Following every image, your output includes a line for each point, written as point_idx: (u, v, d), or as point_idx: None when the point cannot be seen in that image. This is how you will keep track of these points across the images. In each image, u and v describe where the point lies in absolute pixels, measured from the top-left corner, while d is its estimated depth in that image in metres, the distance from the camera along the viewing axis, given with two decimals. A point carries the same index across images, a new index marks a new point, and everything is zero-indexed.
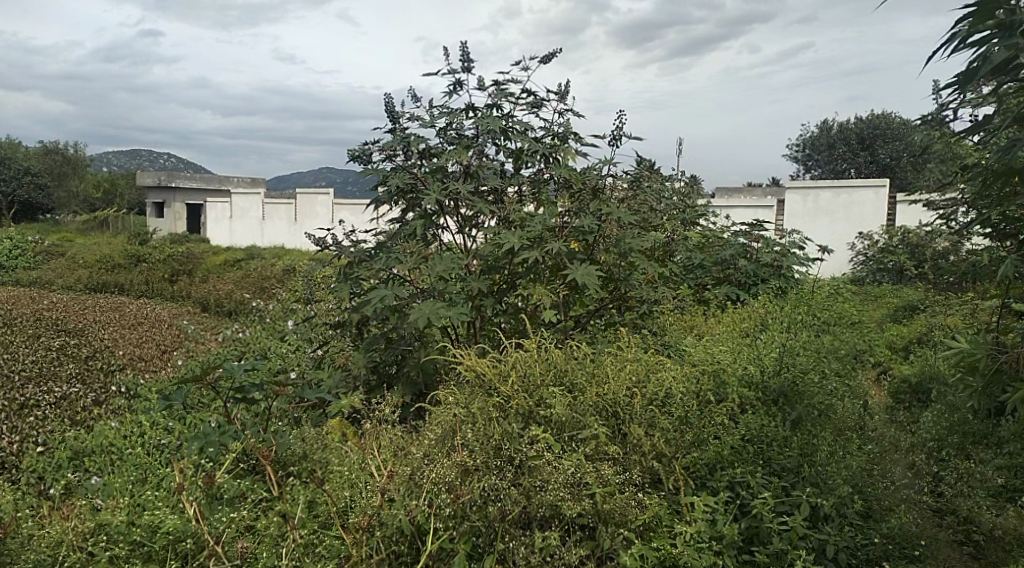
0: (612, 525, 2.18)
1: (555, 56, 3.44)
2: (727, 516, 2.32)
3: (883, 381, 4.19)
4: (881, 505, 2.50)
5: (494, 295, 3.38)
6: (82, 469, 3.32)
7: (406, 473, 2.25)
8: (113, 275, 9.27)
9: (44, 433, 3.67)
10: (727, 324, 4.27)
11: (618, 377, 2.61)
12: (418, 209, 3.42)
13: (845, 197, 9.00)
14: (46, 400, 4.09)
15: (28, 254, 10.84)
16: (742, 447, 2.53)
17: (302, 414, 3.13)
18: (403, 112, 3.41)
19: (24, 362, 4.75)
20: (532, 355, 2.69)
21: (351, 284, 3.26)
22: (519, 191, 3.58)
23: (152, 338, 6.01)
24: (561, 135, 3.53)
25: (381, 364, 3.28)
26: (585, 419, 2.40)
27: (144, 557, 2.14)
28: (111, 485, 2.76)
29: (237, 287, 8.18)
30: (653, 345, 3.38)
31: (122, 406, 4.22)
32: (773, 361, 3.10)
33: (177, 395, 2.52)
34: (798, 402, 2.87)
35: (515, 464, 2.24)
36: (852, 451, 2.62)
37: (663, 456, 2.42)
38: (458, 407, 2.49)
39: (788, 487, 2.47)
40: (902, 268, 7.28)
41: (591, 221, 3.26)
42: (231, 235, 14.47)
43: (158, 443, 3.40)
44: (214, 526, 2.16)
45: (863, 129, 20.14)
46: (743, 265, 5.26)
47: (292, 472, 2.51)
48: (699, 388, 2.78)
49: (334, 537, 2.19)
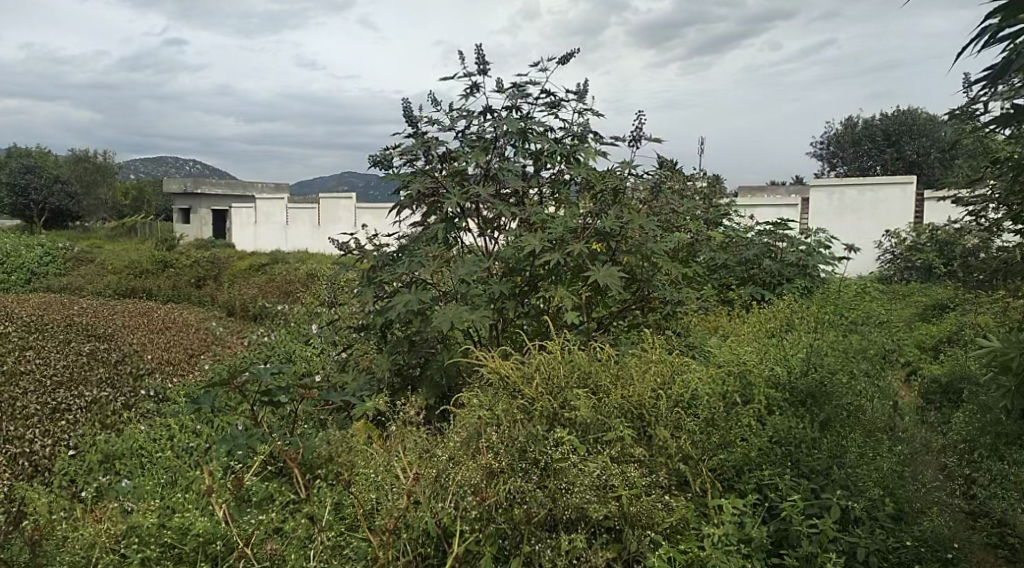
0: (638, 528, 2.16)
1: (572, 56, 3.44)
2: (755, 519, 2.30)
3: (912, 381, 4.13)
4: (913, 508, 2.44)
5: (515, 297, 3.38)
6: (113, 473, 3.38)
7: (431, 474, 2.25)
8: (141, 281, 9.42)
9: (75, 437, 3.73)
10: (752, 325, 4.23)
11: (642, 379, 2.60)
12: (439, 213, 3.45)
13: (871, 195, 8.89)
14: (76, 405, 4.18)
15: (58, 261, 11.04)
16: (769, 449, 2.52)
17: (328, 416, 3.15)
18: (422, 116, 3.43)
19: (55, 367, 4.85)
20: (555, 357, 2.69)
21: (375, 289, 3.32)
22: (539, 193, 3.60)
23: (180, 342, 6.09)
24: (581, 135, 3.55)
25: (405, 367, 3.29)
26: (609, 421, 2.40)
27: (175, 558, 2.17)
28: (141, 488, 2.81)
29: (262, 292, 8.26)
30: (677, 347, 3.37)
31: (150, 410, 4.28)
32: (799, 363, 3.10)
33: (204, 398, 2.53)
34: (826, 403, 2.83)
35: (541, 466, 2.23)
36: (882, 453, 2.58)
37: (689, 458, 2.41)
38: (482, 409, 2.50)
39: (818, 489, 2.43)
40: (931, 266, 7.16)
41: (613, 222, 3.23)
42: (255, 240, 14.63)
43: (187, 447, 3.45)
44: (244, 528, 2.17)
45: (889, 125, 19.84)
46: (767, 265, 5.20)
47: (318, 474, 2.54)
48: (725, 390, 2.78)
49: (361, 539, 2.19)
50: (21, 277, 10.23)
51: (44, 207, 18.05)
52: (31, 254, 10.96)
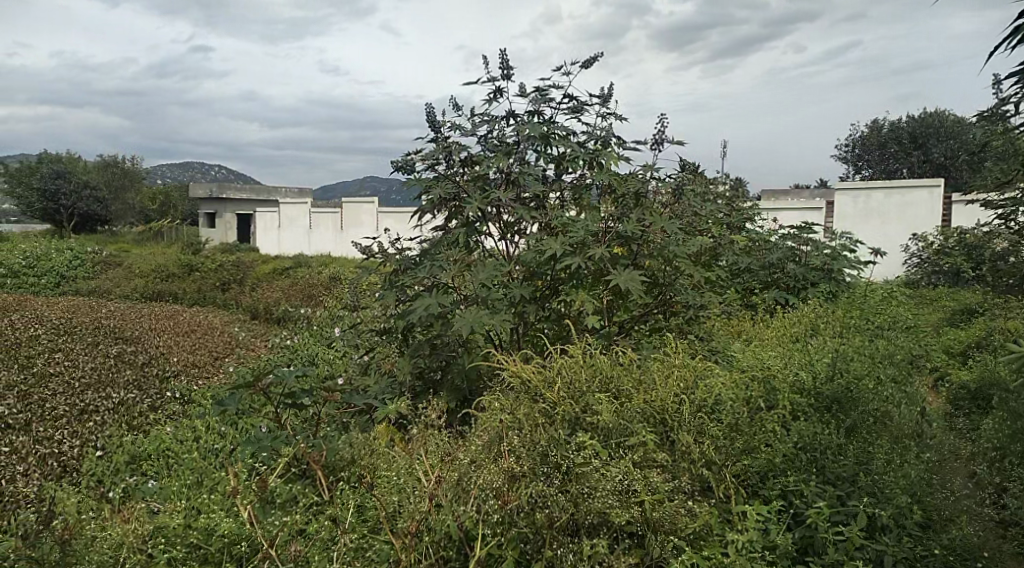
0: (661, 534, 2.14)
1: (595, 60, 3.43)
2: (780, 526, 2.28)
3: (940, 387, 4.06)
4: (942, 516, 2.39)
5: (536, 301, 3.38)
6: (139, 473, 3.43)
7: (453, 478, 2.26)
8: (167, 285, 9.56)
9: (103, 438, 3.79)
10: (775, 330, 4.19)
11: (665, 384, 2.59)
12: (459, 217, 3.46)
13: (897, 198, 8.77)
14: (104, 406, 4.25)
15: (87, 264, 11.24)
16: (794, 455, 2.51)
17: (350, 419, 3.16)
18: (444, 121, 3.44)
19: (84, 369, 4.94)
20: (577, 361, 2.69)
21: (396, 292, 3.34)
22: (560, 197, 3.60)
23: (205, 344, 6.18)
24: (603, 139, 3.55)
25: (426, 370, 3.30)
26: (632, 426, 2.39)
27: (201, 559, 2.19)
28: (168, 490, 2.86)
29: (286, 295, 8.35)
30: (699, 352, 3.35)
31: (176, 412, 4.34)
32: (825, 370, 3.09)
33: (230, 400, 2.57)
34: (852, 409, 2.80)
35: (563, 471, 2.22)
36: (910, 459, 2.54)
37: (713, 463, 2.39)
38: (504, 412, 2.50)
39: (844, 496, 2.39)
40: (959, 271, 7.05)
41: (634, 226, 3.22)
42: (279, 243, 14.79)
43: (212, 450, 3.50)
44: (268, 529, 2.19)
45: (914, 127, 19.57)
46: (791, 269, 5.16)
47: (341, 477, 2.56)
48: (749, 396, 2.77)
49: (383, 542, 2.19)
50: (52, 281, 10.45)
51: (73, 212, 18.39)
52: (60, 257, 11.18)
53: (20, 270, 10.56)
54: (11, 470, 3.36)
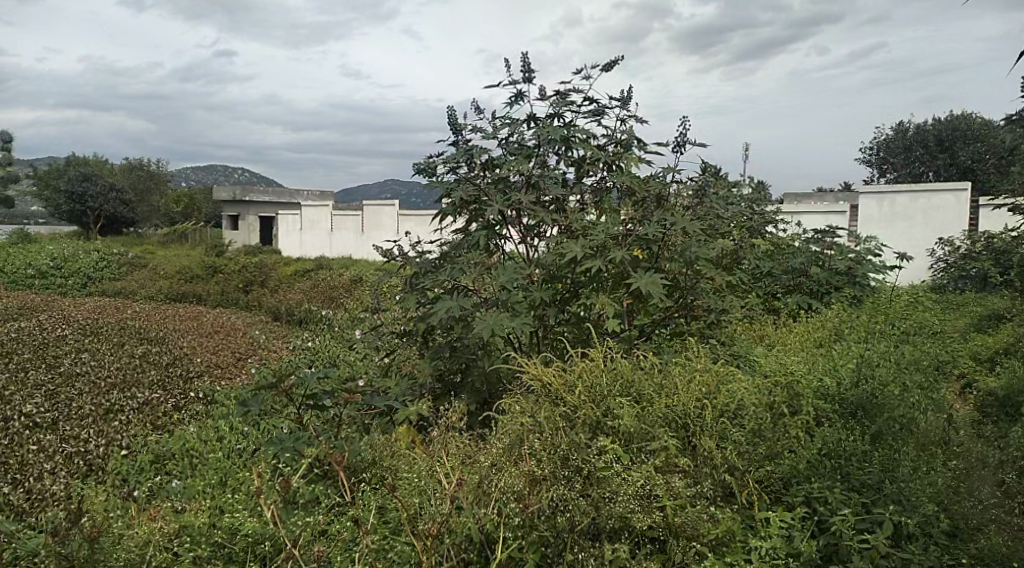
0: (683, 539, 2.14)
1: (616, 63, 3.43)
2: (804, 533, 2.27)
3: (968, 393, 3.98)
4: (969, 525, 2.33)
5: (556, 304, 3.39)
6: (163, 473, 3.47)
7: (474, 481, 2.26)
8: (192, 287, 9.68)
9: (127, 437, 3.85)
10: (799, 335, 4.16)
11: (687, 388, 2.57)
12: (480, 220, 3.47)
13: (923, 201, 8.65)
14: (129, 406, 4.32)
15: (113, 265, 11.42)
16: (818, 461, 2.50)
17: (371, 421, 3.17)
18: (465, 124, 3.46)
19: (109, 369, 5.03)
20: (598, 365, 2.67)
21: (417, 295, 3.34)
22: (581, 200, 3.61)
23: (227, 345, 6.25)
24: (624, 142, 3.55)
25: (446, 372, 3.31)
26: (654, 430, 2.38)
27: (225, 558, 2.24)
28: (191, 489, 2.90)
29: (307, 297, 8.41)
30: (721, 357, 3.34)
31: (200, 412, 4.40)
32: (851, 377, 3.10)
33: (254, 401, 2.59)
34: (877, 415, 2.80)
35: (584, 475, 2.21)
36: (936, 467, 2.49)
37: (736, 469, 2.38)
38: (524, 415, 2.50)
39: (869, 503, 2.36)
40: (986, 276, 6.91)
41: (656, 228, 3.20)
42: (301, 245, 14.91)
43: (236, 450, 3.54)
44: (291, 529, 2.19)
45: (940, 130, 19.29)
46: (815, 273, 5.11)
47: (362, 478, 2.58)
48: (773, 401, 2.75)
49: (404, 544, 2.19)
50: (79, 282, 10.62)
51: (99, 214, 18.66)
52: (87, 258, 11.36)
53: (48, 271, 10.74)
54: (38, 468, 3.41)
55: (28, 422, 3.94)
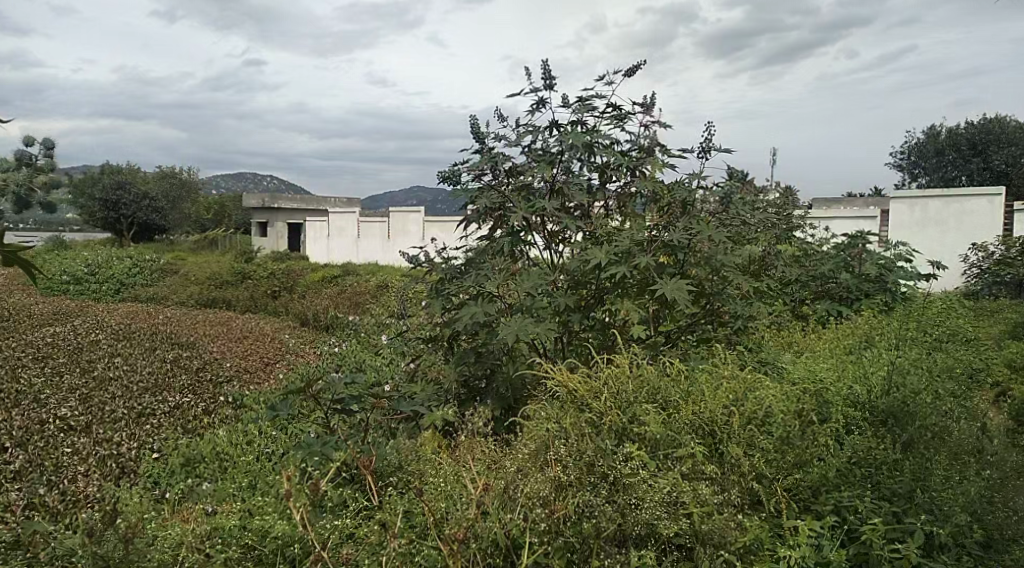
0: (710, 547, 2.11)
1: (638, 68, 3.43)
2: (833, 542, 2.25)
3: (1002, 402, 3.90)
4: (1005, 536, 2.27)
5: (580, 310, 3.38)
6: (194, 475, 3.53)
7: (500, 486, 2.27)
8: (222, 292, 9.84)
9: (159, 441, 3.94)
10: (828, 342, 4.12)
11: (715, 395, 2.56)
12: (505, 226, 3.49)
13: (956, 206, 8.50)
14: (161, 410, 4.41)
15: (146, 271, 11.63)
16: (849, 470, 2.48)
17: (397, 425, 3.20)
18: (489, 132, 3.48)
19: (142, 373, 5.14)
20: (623, 372, 2.68)
21: (442, 301, 3.36)
22: (605, 206, 3.62)
23: (256, 350, 6.35)
24: (647, 147, 3.55)
25: (471, 378, 3.33)
26: (680, 437, 2.38)
27: (256, 560, 2.28)
28: (221, 492, 2.96)
29: (334, 303, 8.50)
30: (749, 363, 3.32)
31: (229, 415, 4.47)
32: (881, 385, 3.06)
33: (283, 406, 2.63)
34: (908, 424, 2.75)
35: (610, 481, 2.23)
36: (970, 476, 2.43)
37: (764, 477, 2.36)
38: (550, 421, 2.51)
39: (900, 512, 2.33)
40: (1021, 282, 6.75)
41: (681, 234, 3.19)
42: (328, 251, 15.09)
43: (266, 454, 3.61)
44: (320, 532, 2.22)
45: (974, 134, 18.94)
46: (844, 279, 5.05)
47: (389, 482, 2.60)
48: (801, 409, 2.72)
49: (431, 547, 2.20)
50: (113, 288, 10.84)
51: (132, 220, 18.92)
52: (121, 264, 11.59)
53: (83, 276, 10.97)
54: (73, 470, 3.50)
55: (63, 425, 4.05)
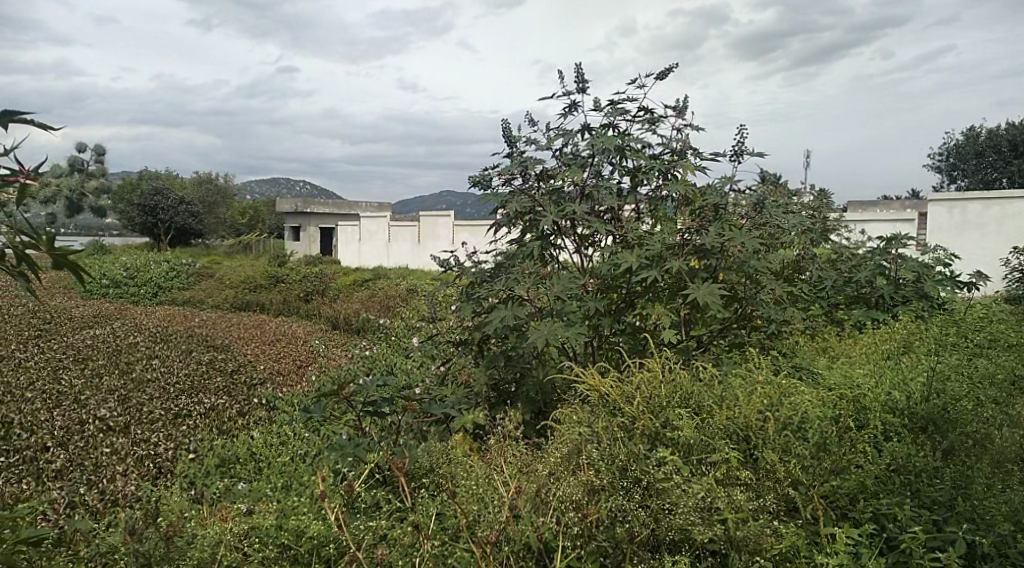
0: (745, 553, 2.10)
1: (670, 72, 3.43)
2: (872, 550, 2.21)
3: None
4: None
5: (611, 314, 3.38)
6: (229, 476, 3.59)
7: (532, 490, 2.27)
8: (255, 296, 10.00)
9: (195, 441, 4.01)
10: (864, 347, 4.05)
11: (750, 400, 2.54)
12: (535, 230, 3.49)
13: (997, 209, 8.31)
14: (197, 411, 4.50)
15: (182, 275, 11.86)
16: (887, 477, 2.44)
17: (428, 428, 3.22)
18: (520, 136, 3.50)
19: (179, 375, 5.25)
20: (656, 377, 2.68)
21: (473, 304, 3.38)
22: (636, 209, 3.60)
23: (289, 353, 6.43)
24: (679, 150, 3.54)
25: (501, 382, 3.34)
26: (714, 442, 2.35)
27: (291, 559, 2.29)
28: (257, 493, 3.00)
29: (366, 307, 8.59)
30: (783, 369, 3.29)
31: (262, 417, 4.53)
32: (921, 391, 3.01)
33: (316, 408, 2.66)
34: (948, 431, 2.70)
35: (643, 486, 2.19)
36: (1013, 485, 2.35)
37: (799, 483, 2.32)
38: (581, 426, 2.51)
39: (940, 521, 2.28)
40: None
41: (713, 238, 3.15)
42: (359, 255, 15.24)
43: (299, 455, 3.66)
44: (354, 532, 2.24)
45: (1015, 135, 18.49)
46: (880, 284, 4.96)
47: (421, 484, 2.63)
48: (838, 415, 2.69)
49: (463, 550, 2.21)
50: (150, 291, 11.07)
51: (170, 225, 19.27)
52: (158, 269, 11.84)
53: (122, 281, 11.23)
54: (111, 470, 3.58)
55: (103, 425, 4.15)
